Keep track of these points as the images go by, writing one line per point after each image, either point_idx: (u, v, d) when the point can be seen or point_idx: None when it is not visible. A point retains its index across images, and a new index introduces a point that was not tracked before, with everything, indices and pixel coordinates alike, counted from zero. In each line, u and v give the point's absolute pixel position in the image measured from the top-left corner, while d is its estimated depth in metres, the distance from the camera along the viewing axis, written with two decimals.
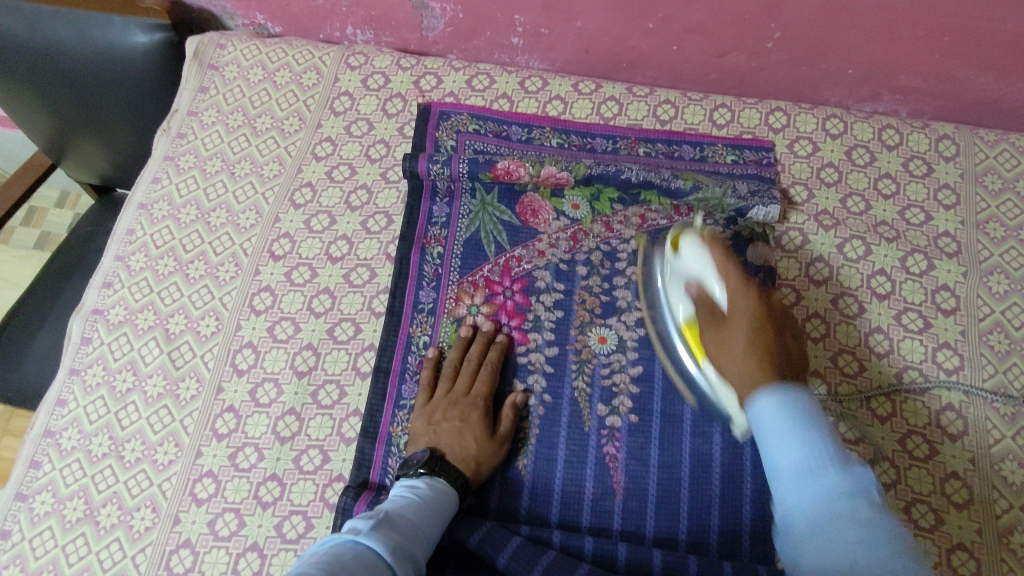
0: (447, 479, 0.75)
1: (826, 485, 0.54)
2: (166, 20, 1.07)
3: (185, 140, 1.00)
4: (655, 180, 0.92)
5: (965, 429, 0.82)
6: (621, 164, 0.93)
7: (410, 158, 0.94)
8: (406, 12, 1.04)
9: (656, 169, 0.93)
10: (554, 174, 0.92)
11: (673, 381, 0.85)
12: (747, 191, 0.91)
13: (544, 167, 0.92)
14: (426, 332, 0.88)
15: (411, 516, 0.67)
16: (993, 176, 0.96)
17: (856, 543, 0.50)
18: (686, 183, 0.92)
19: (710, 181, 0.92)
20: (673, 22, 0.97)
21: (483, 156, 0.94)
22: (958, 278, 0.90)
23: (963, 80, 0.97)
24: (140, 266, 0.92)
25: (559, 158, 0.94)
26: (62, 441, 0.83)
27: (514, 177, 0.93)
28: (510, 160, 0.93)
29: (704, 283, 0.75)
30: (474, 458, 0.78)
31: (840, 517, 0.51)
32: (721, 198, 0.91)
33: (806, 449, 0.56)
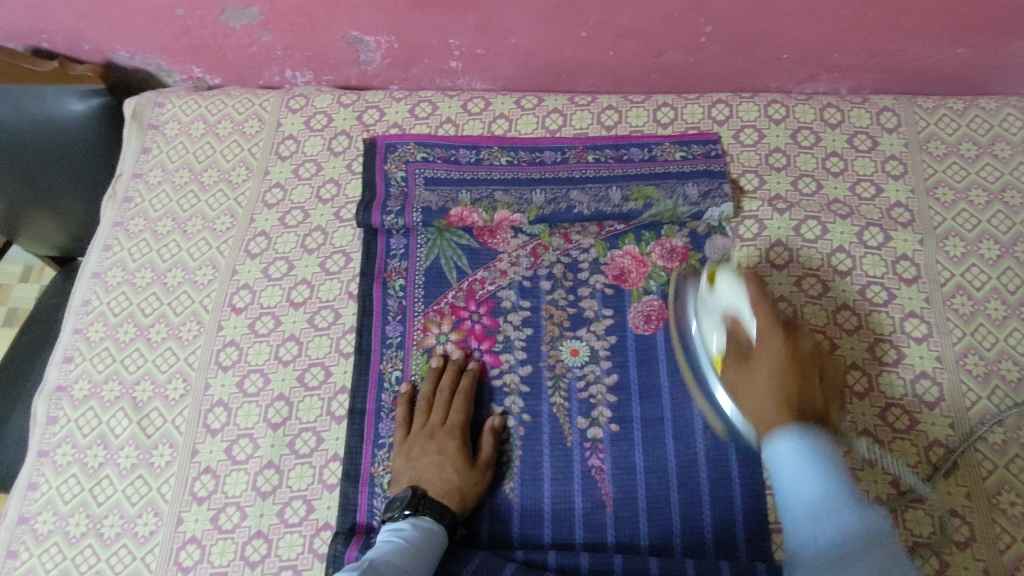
0: (433, 514, 0.75)
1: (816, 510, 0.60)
2: (101, 84, 1.07)
3: (133, 203, 0.99)
4: (606, 208, 0.93)
5: (941, 395, 0.83)
6: (572, 195, 0.93)
7: (363, 211, 0.93)
8: (342, 49, 1.04)
9: (606, 196, 0.93)
10: (509, 218, 0.93)
11: (649, 384, 0.85)
12: (698, 194, 0.92)
13: (498, 211, 0.93)
14: (397, 367, 0.87)
15: (397, 562, 0.68)
16: (937, 141, 0.98)
17: (827, 485, 0.60)
18: (637, 203, 0.92)
19: (660, 193, 0.92)
20: (605, 28, 0.98)
21: (436, 202, 0.94)
22: (915, 246, 0.91)
23: (895, 52, 0.99)
24: (100, 336, 0.90)
25: (511, 200, 0.94)
26: (38, 526, 0.80)
27: (469, 223, 0.93)
28: (463, 207, 0.93)
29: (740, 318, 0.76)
30: (458, 490, 0.78)
31: (835, 502, 0.59)
32: (673, 210, 0.92)
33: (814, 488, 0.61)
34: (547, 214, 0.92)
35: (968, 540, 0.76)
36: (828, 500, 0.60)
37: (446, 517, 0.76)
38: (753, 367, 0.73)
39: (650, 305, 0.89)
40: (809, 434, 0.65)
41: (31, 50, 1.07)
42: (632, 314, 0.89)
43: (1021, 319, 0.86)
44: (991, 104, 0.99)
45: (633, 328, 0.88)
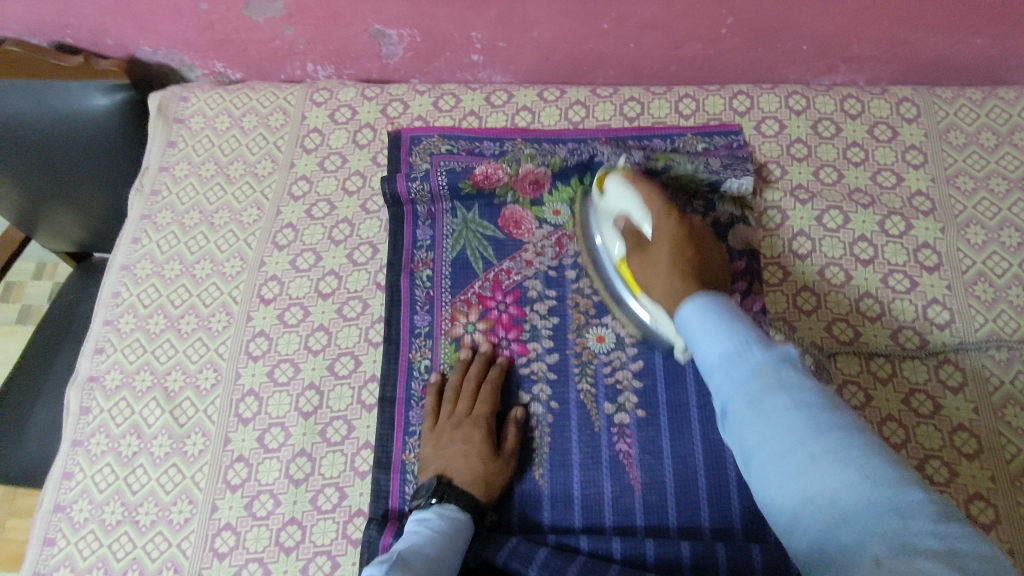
0: (460, 502, 0.75)
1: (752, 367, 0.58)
2: (124, 79, 1.07)
3: (161, 197, 1.00)
4: (629, 162, 0.94)
5: (965, 380, 0.84)
6: (596, 149, 0.94)
7: (388, 180, 0.94)
8: (364, 43, 1.05)
9: (628, 153, 0.95)
10: (532, 169, 0.94)
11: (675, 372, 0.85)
12: (719, 165, 0.94)
13: (522, 163, 0.93)
14: (426, 356, 0.88)
15: (427, 550, 0.68)
16: (956, 131, 0.99)
17: (793, 419, 0.54)
18: (658, 162, 0.94)
19: (681, 158, 0.94)
20: (626, 20, 0.98)
21: (460, 165, 0.95)
22: (937, 234, 0.92)
23: (914, 43, 1.00)
24: (130, 327, 0.91)
25: (534, 153, 0.94)
26: (73, 514, 0.81)
27: (494, 180, 0.94)
28: (487, 164, 0.93)
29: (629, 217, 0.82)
30: (484, 479, 0.78)
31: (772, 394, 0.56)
32: (694, 173, 0.93)
33: (727, 340, 0.60)
34: (571, 165, 0.93)
35: (995, 523, 0.77)
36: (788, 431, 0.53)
37: (472, 505, 0.76)
38: (652, 247, 0.78)
39: None
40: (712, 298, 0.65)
41: (55, 46, 1.08)
42: None
43: None
44: (1009, 94, 1.00)
45: None
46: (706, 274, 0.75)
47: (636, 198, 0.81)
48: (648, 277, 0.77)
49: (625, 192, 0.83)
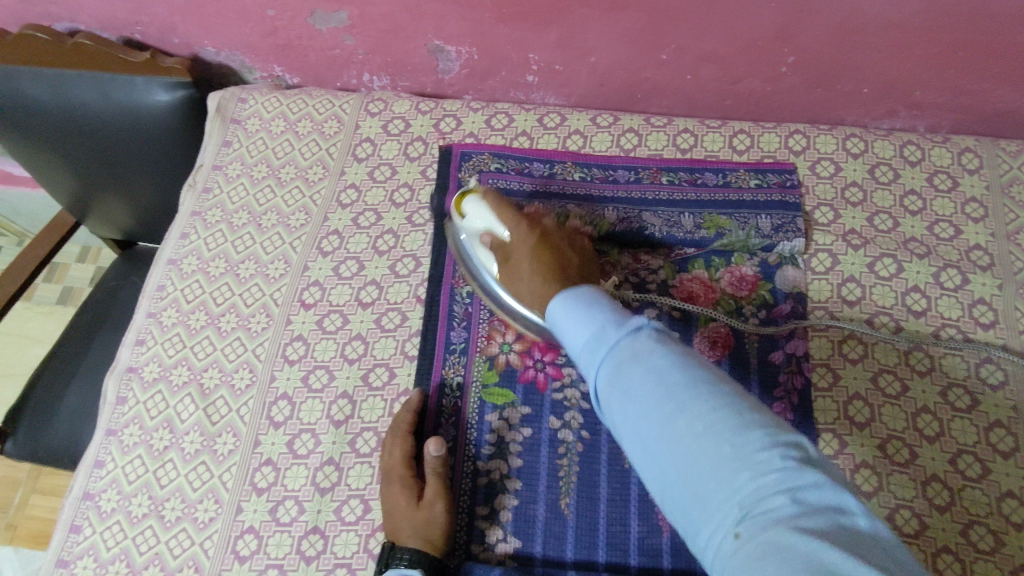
0: (409, 559, 0.72)
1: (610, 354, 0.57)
2: (188, 77, 1.09)
3: (212, 194, 1.01)
4: (678, 232, 0.92)
5: (1016, 446, 0.81)
6: (645, 217, 0.93)
7: (436, 212, 0.94)
8: (422, 57, 1.06)
9: (678, 221, 0.93)
10: (579, 229, 0.92)
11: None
12: (771, 228, 0.91)
13: (569, 221, 0.93)
14: (459, 373, 0.87)
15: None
16: (1020, 186, 0.96)
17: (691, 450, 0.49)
18: (709, 231, 0.92)
19: (733, 224, 0.92)
20: (686, 52, 0.98)
21: (508, 208, 0.94)
22: (994, 291, 0.89)
23: (980, 93, 0.98)
24: (172, 322, 0.92)
25: (583, 213, 0.94)
26: (102, 503, 0.82)
27: None
28: (535, 213, 0.93)
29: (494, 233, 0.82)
30: (426, 536, 0.75)
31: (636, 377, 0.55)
32: (745, 241, 0.91)
33: (585, 326, 0.61)
34: (618, 232, 0.92)
35: None
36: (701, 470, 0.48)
37: (425, 563, 0.72)
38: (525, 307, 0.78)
39: (717, 331, 0.88)
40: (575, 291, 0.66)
41: (123, 41, 1.11)
42: (698, 338, 0.88)
43: None
44: None
45: (698, 352, 0.87)
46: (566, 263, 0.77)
47: (492, 220, 0.82)
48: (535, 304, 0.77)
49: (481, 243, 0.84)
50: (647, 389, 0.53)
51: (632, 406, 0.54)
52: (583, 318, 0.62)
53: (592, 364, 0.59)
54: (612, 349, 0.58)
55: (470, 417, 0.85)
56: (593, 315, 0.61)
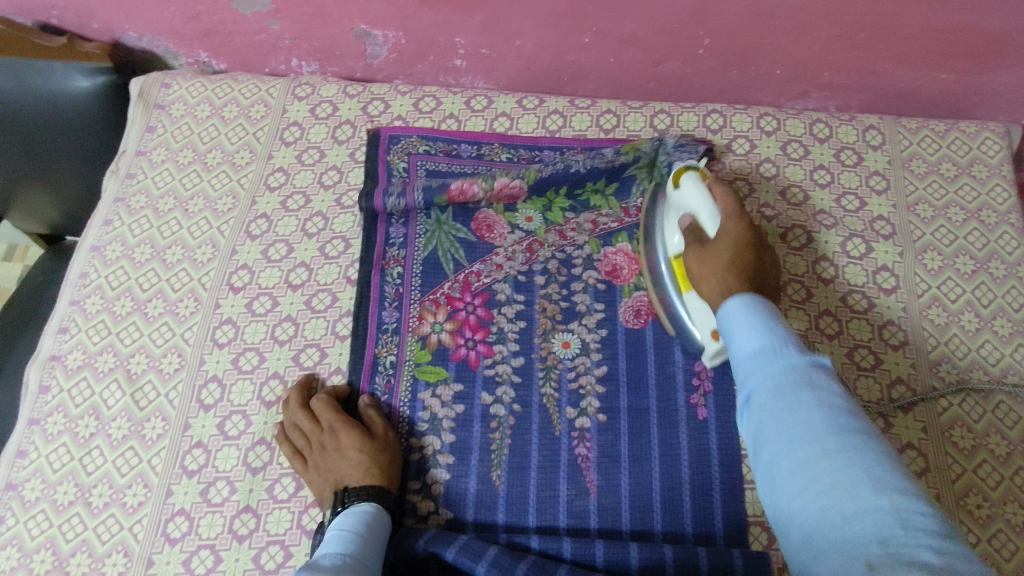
0: (364, 497, 0.76)
1: (785, 365, 0.60)
2: (108, 63, 1.08)
3: (135, 181, 1.00)
4: (600, 163, 0.95)
5: (916, 400, 0.86)
6: (566, 159, 0.96)
7: (363, 197, 0.95)
8: (350, 41, 1.07)
9: (598, 153, 0.96)
10: (508, 184, 0.95)
11: (637, 376, 0.87)
12: (676, 145, 0.97)
13: (496, 179, 0.95)
14: (392, 352, 0.88)
15: (336, 550, 0.69)
16: (919, 160, 1.02)
17: (811, 415, 0.55)
18: (627, 154, 0.96)
19: (653, 185, 0.96)
20: (607, 35, 1.01)
21: (435, 180, 0.96)
22: (896, 258, 0.95)
23: (882, 73, 1.04)
24: (96, 309, 0.91)
25: (507, 168, 0.96)
26: (25, 493, 0.81)
27: (469, 195, 0.94)
28: (462, 180, 0.94)
29: (697, 216, 0.82)
30: (375, 465, 0.78)
31: (795, 390, 0.57)
32: (659, 171, 0.96)
33: (762, 339, 0.62)
34: (545, 176, 0.95)
35: None
36: (806, 425, 0.55)
37: (377, 494, 0.77)
38: (714, 244, 0.78)
39: (640, 300, 0.92)
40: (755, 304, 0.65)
41: (39, 26, 1.08)
42: (623, 308, 0.91)
43: (992, 331, 0.90)
44: (970, 128, 1.03)
45: (623, 322, 0.90)
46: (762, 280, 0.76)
47: (710, 197, 0.81)
48: (704, 273, 0.77)
49: (701, 190, 0.82)
50: (806, 414, 0.55)
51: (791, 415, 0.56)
52: (763, 329, 0.62)
53: (758, 372, 0.60)
54: (865, 513, 0.49)
55: (403, 395, 0.86)
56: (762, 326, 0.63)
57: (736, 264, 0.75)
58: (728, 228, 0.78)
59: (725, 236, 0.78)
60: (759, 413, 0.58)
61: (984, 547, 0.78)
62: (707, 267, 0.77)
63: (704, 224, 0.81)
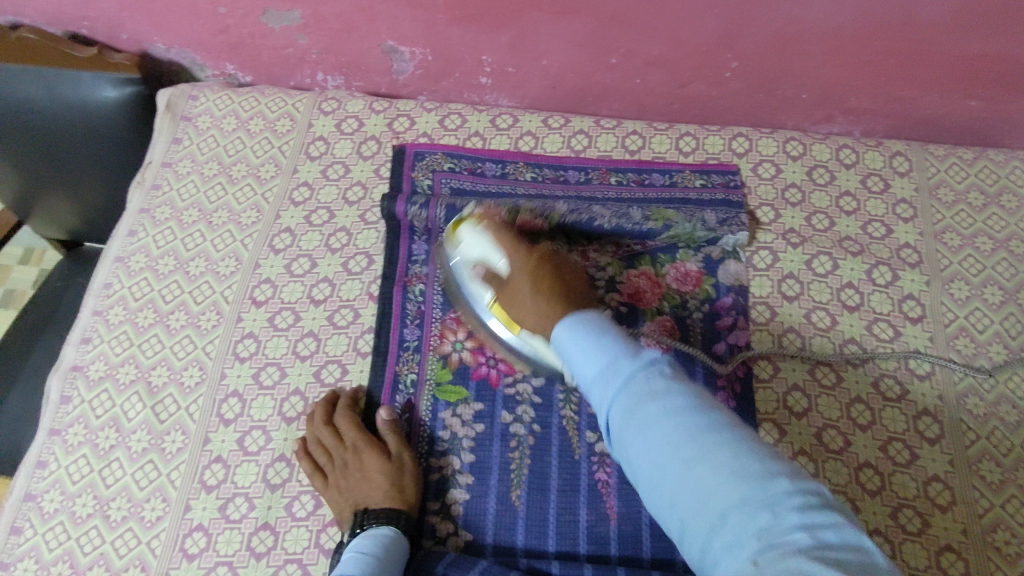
0: (383, 519, 0.75)
1: (624, 380, 0.59)
2: (137, 74, 1.07)
3: (161, 192, 1.00)
4: (625, 224, 0.94)
5: (942, 432, 0.85)
6: (594, 209, 0.95)
7: (388, 202, 0.95)
8: (376, 58, 1.07)
9: (627, 213, 0.95)
10: (530, 222, 0.93)
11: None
12: (716, 222, 0.94)
13: (521, 214, 0.93)
14: (412, 370, 0.87)
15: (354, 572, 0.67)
16: (946, 188, 1.01)
17: (676, 442, 0.54)
18: (656, 223, 0.94)
19: (680, 216, 0.94)
20: (634, 56, 1.01)
21: (461, 199, 0.94)
22: (923, 287, 0.94)
23: (910, 100, 1.03)
24: (119, 319, 0.91)
25: (534, 203, 0.94)
26: (44, 504, 0.80)
27: None
28: (487, 205, 0.93)
29: (489, 262, 0.82)
30: (395, 488, 0.78)
31: (643, 403, 0.57)
32: (691, 234, 0.94)
33: (601, 357, 0.62)
34: (568, 224, 0.93)
35: None
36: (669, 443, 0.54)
37: (395, 517, 0.76)
38: (515, 291, 0.78)
39: (663, 324, 0.91)
40: (585, 318, 0.67)
41: (69, 36, 1.09)
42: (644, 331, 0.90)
43: (1021, 364, 0.88)
44: (999, 156, 1.02)
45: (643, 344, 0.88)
46: (575, 295, 0.75)
47: (491, 240, 0.82)
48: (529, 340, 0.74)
49: (479, 236, 0.83)
50: (655, 426, 0.55)
51: (652, 441, 0.55)
52: (597, 351, 0.63)
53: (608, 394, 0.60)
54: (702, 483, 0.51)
55: (423, 413, 0.85)
56: (605, 345, 0.63)
57: (547, 285, 0.75)
58: (516, 265, 0.79)
59: (519, 286, 0.77)
60: (619, 443, 0.58)
61: None
62: (519, 290, 0.77)
63: (501, 269, 0.80)
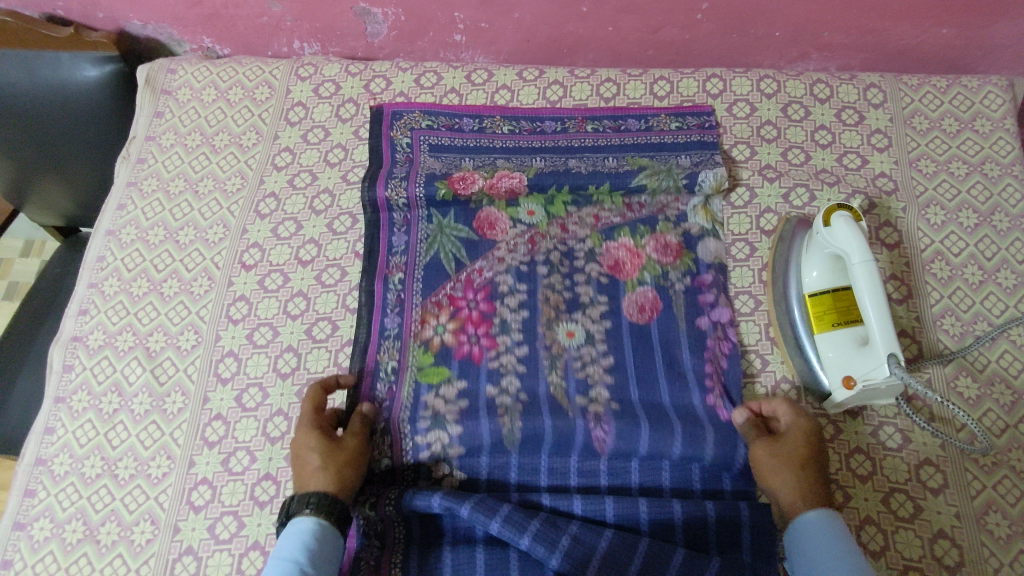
0: (309, 506, 0.72)
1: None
2: (115, 51, 1.10)
3: (146, 165, 1.02)
4: (601, 171, 0.97)
5: (920, 352, 0.87)
6: (571, 163, 0.98)
7: (369, 180, 0.96)
8: (350, 21, 1.08)
9: (602, 163, 0.98)
10: (508, 175, 0.96)
11: (645, 370, 0.85)
12: (691, 163, 0.97)
13: (498, 171, 0.97)
14: (394, 358, 0.86)
15: None
16: (920, 117, 1.02)
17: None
18: (632, 168, 0.97)
19: (655, 162, 0.97)
20: (605, 4, 1.01)
21: (441, 167, 0.98)
22: (898, 214, 0.95)
23: (883, 31, 1.03)
24: (114, 290, 0.94)
25: (511, 164, 0.98)
26: (55, 467, 0.84)
27: (470, 185, 0.95)
28: (466, 171, 0.97)
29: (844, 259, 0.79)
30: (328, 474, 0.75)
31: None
32: (667, 176, 0.95)
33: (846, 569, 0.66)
34: (545, 176, 0.96)
35: (942, 487, 0.80)
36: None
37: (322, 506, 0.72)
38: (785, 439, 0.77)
39: (644, 295, 0.90)
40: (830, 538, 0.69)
41: (47, 18, 1.11)
42: (626, 304, 0.90)
43: (996, 283, 0.90)
44: (972, 82, 1.03)
45: (627, 316, 0.89)
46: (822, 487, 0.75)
47: (862, 245, 0.77)
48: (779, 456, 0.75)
49: (853, 235, 0.78)
50: None
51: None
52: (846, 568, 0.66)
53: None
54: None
55: (406, 400, 0.84)
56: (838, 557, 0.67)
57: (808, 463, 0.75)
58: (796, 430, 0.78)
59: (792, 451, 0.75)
60: None
61: (989, 494, 0.79)
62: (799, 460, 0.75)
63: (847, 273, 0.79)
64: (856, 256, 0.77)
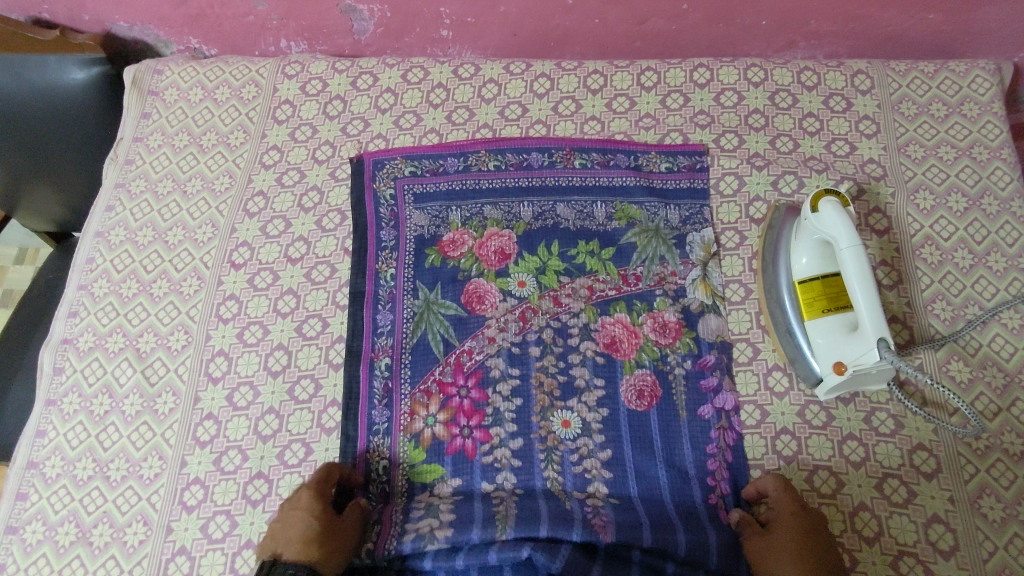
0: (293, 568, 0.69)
1: None
2: (101, 53, 1.11)
3: (134, 166, 1.02)
4: (590, 225, 0.95)
5: (911, 337, 0.87)
6: (559, 211, 0.96)
7: (356, 243, 0.94)
8: (335, 19, 1.07)
9: (590, 214, 0.96)
10: (497, 233, 0.94)
11: (643, 455, 0.83)
12: (679, 220, 0.95)
13: (488, 229, 0.95)
14: (383, 456, 0.83)
15: None
16: (909, 102, 1.01)
17: None
18: (620, 223, 0.95)
19: (643, 214, 0.95)
20: None
21: (428, 227, 0.95)
22: (888, 200, 0.95)
23: (870, 18, 1.03)
24: (103, 292, 0.94)
25: (501, 217, 0.95)
26: (46, 470, 0.84)
27: (461, 248, 0.94)
28: (455, 232, 0.94)
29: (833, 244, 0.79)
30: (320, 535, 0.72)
31: None
32: (656, 231, 0.94)
33: None
34: (534, 231, 0.94)
35: (936, 471, 0.79)
36: None
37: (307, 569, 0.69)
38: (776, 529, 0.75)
39: (643, 379, 0.86)
40: None
41: (32, 21, 1.11)
42: (623, 386, 0.86)
43: (986, 267, 0.90)
44: (961, 66, 1.02)
45: (624, 402, 0.85)
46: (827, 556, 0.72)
47: (850, 229, 0.77)
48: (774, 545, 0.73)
49: (841, 220, 0.78)
50: None
51: None
52: None
53: None
54: None
55: (399, 500, 0.81)
56: None
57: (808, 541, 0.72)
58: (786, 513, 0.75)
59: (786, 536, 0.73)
60: None
61: (983, 478, 0.79)
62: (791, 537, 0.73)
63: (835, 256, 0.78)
64: (844, 241, 0.77)
